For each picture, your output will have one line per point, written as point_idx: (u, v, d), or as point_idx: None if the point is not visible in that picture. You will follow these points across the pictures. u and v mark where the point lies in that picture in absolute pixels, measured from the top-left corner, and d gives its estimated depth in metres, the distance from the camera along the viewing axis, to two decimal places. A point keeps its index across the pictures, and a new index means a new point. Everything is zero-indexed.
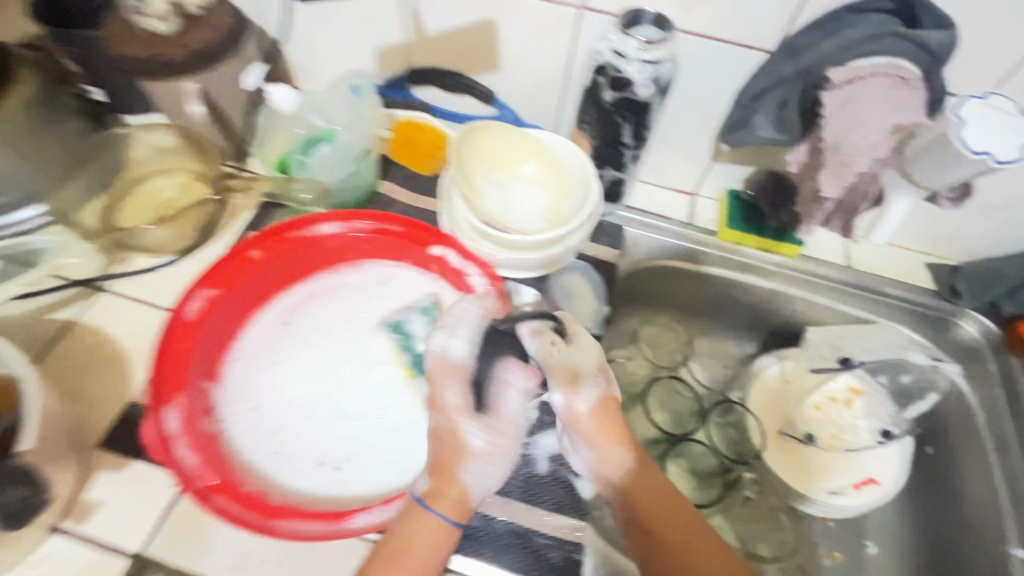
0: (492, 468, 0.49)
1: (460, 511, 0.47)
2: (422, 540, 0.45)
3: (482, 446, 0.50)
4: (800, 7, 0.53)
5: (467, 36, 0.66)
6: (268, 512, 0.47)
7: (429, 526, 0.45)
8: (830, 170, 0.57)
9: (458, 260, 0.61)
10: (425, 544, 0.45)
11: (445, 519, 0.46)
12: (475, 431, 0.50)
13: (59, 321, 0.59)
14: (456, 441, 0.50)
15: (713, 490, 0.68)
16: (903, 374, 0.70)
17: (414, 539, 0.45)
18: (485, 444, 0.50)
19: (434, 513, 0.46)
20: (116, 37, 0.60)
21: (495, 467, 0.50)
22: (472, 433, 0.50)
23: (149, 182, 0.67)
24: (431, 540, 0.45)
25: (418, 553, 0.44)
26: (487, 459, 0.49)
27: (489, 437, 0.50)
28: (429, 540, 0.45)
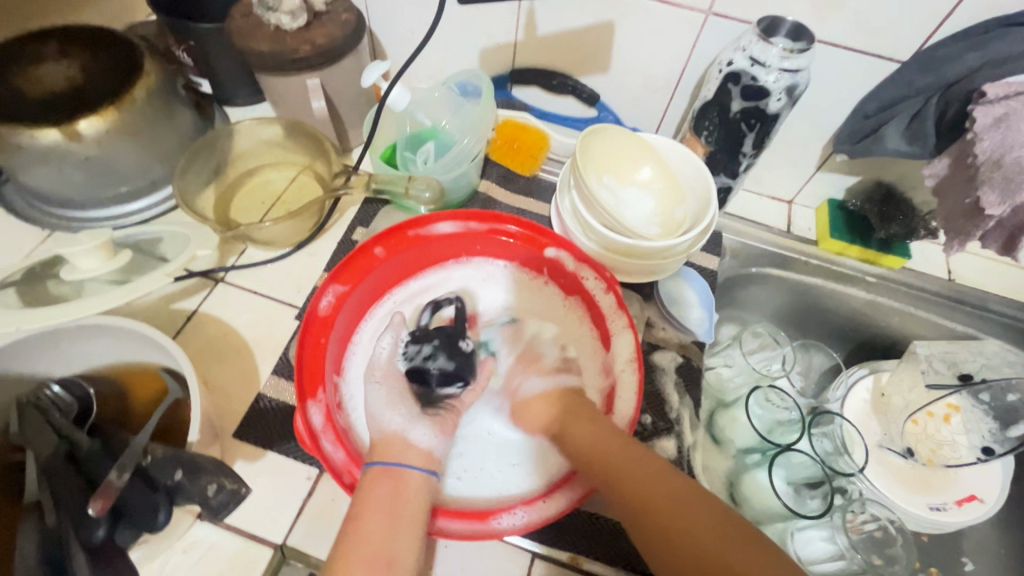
0: (393, 413, 0.49)
1: (398, 451, 0.46)
2: (374, 498, 0.42)
3: (382, 399, 0.50)
4: (944, 20, 0.53)
5: (581, 37, 0.66)
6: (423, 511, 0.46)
7: (380, 482, 0.43)
8: (995, 187, 0.50)
9: (572, 264, 0.58)
10: (378, 499, 0.41)
11: (394, 471, 0.44)
12: (373, 390, 0.51)
13: (182, 309, 0.60)
14: (376, 397, 0.50)
15: (816, 503, 0.61)
16: (1011, 394, 0.66)
17: (365, 501, 0.41)
18: (386, 394, 0.51)
19: (376, 466, 0.44)
20: (245, 31, 0.61)
21: (387, 412, 0.49)
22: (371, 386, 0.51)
23: (262, 176, 0.69)
24: (388, 493, 0.42)
25: (368, 510, 0.41)
26: (384, 407, 0.49)
27: (382, 390, 0.51)
28: (386, 495, 0.42)
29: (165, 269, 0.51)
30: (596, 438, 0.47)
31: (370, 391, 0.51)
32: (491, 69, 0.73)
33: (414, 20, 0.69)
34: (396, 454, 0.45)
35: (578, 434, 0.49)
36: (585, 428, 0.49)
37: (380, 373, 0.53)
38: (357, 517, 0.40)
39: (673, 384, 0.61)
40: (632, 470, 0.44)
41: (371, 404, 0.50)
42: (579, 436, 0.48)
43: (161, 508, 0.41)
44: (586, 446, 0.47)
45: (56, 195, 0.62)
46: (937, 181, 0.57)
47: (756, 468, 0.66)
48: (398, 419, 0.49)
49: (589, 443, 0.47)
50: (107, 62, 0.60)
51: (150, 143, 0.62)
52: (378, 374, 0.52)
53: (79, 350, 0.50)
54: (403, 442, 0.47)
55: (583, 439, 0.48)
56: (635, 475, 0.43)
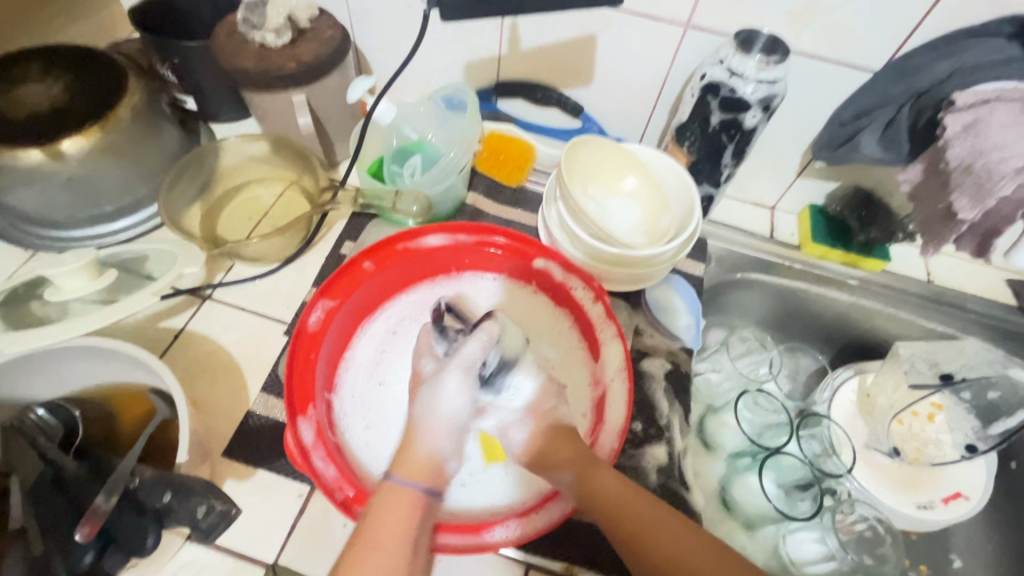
0: (446, 437, 0.47)
1: (432, 477, 0.44)
2: (386, 522, 0.40)
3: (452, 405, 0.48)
4: (914, 30, 0.54)
5: (564, 50, 0.67)
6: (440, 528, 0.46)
7: (398, 503, 0.41)
8: (966, 193, 0.52)
9: (561, 274, 0.58)
10: (400, 524, 0.40)
11: (415, 493, 0.42)
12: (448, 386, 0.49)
13: (170, 327, 0.60)
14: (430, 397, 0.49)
15: (805, 505, 0.62)
16: (991, 391, 0.69)
17: (385, 526, 0.39)
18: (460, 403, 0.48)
19: (411, 486, 0.42)
20: (230, 49, 0.61)
21: (442, 432, 0.47)
22: (441, 382, 0.49)
23: (249, 192, 0.70)
24: (411, 517, 0.40)
25: (382, 532, 0.39)
26: (443, 426, 0.47)
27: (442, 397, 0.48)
28: (395, 521, 0.40)
29: (152, 288, 0.50)
30: (621, 486, 0.43)
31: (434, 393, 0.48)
32: (476, 82, 0.74)
33: (398, 35, 0.70)
34: (429, 478, 0.43)
35: (602, 480, 0.44)
36: (607, 477, 0.44)
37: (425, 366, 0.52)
38: (363, 541, 0.38)
39: (663, 391, 0.62)
40: (663, 544, 0.40)
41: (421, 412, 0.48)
42: (602, 482, 0.43)
43: (150, 531, 0.40)
44: (612, 494, 0.43)
45: (38, 215, 0.62)
46: (912, 187, 0.58)
47: (747, 472, 0.66)
48: (446, 444, 0.47)
49: (610, 491, 0.43)
50: (90, 82, 0.60)
51: (135, 162, 0.62)
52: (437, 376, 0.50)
53: (64, 371, 0.49)
54: (439, 467, 0.44)
55: (608, 484, 0.43)
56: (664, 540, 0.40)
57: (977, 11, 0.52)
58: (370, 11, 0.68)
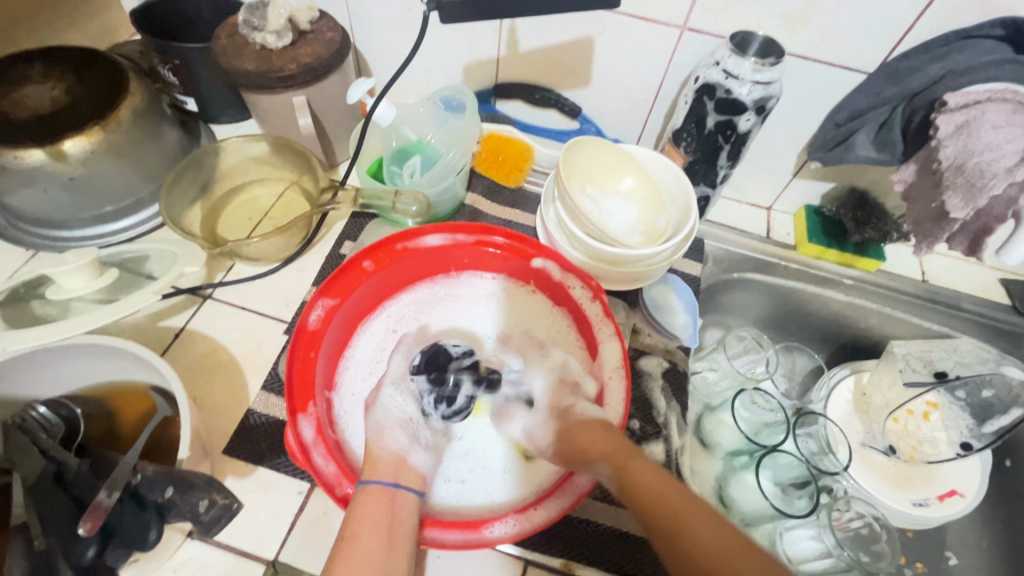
0: (399, 433, 0.51)
1: (394, 474, 0.46)
2: (369, 517, 0.42)
3: (397, 407, 0.54)
4: (907, 33, 0.55)
5: (562, 52, 0.67)
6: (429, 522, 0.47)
7: (374, 500, 0.43)
8: (959, 192, 0.52)
9: (560, 273, 0.59)
10: (374, 517, 0.42)
11: (384, 489, 0.44)
12: (392, 393, 0.55)
13: (171, 326, 0.60)
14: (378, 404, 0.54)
15: (802, 503, 0.63)
16: (986, 390, 0.68)
17: (362, 520, 0.42)
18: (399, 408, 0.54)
19: (374, 483, 0.45)
20: (231, 50, 0.62)
21: (397, 432, 0.51)
22: (386, 392, 0.55)
23: (250, 192, 0.70)
24: (382, 510, 0.43)
25: (360, 525, 0.41)
26: (394, 425, 0.52)
27: (400, 403, 0.54)
28: (377, 513, 0.42)
29: (153, 287, 0.51)
30: (651, 474, 0.41)
31: (387, 398, 0.54)
32: (474, 83, 0.75)
33: (398, 38, 0.71)
34: (391, 473, 0.46)
35: (638, 470, 0.42)
36: (640, 466, 0.42)
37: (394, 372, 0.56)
38: (345, 533, 0.41)
39: (660, 389, 0.62)
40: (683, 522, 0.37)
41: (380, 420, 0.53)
42: (640, 470, 0.42)
43: (152, 526, 0.41)
44: (645, 481, 0.41)
45: (39, 215, 0.62)
46: (905, 186, 0.59)
47: (743, 469, 0.67)
48: (404, 441, 0.51)
49: (643, 476, 0.42)
50: (92, 83, 0.61)
51: (137, 163, 0.63)
52: (394, 381, 0.56)
53: (66, 369, 0.49)
54: (400, 463, 0.48)
55: (641, 469, 0.42)
56: (694, 526, 0.37)
57: (968, 14, 0.53)
58: (370, 14, 0.69)
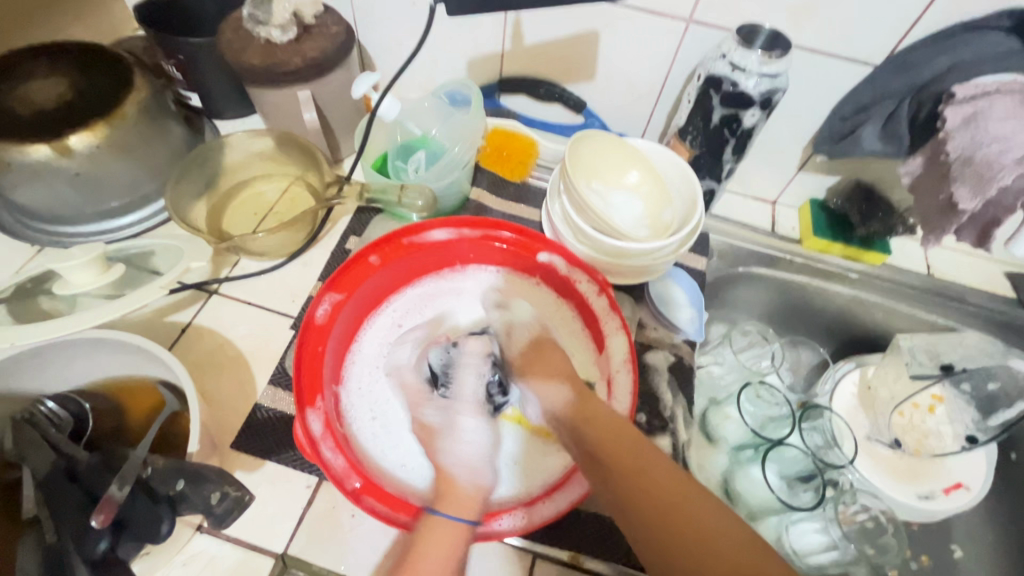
0: (486, 468, 0.49)
1: (474, 511, 0.45)
2: (439, 552, 0.42)
3: (475, 440, 0.50)
4: (914, 25, 0.55)
5: (567, 46, 0.67)
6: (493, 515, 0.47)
7: (450, 538, 0.43)
8: (966, 184, 0.52)
9: (565, 268, 0.59)
10: (448, 551, 0.42)
11: (463, 527, 0.43)
12: (471, 422, 0.51)
13: (177, 321, 0.60)
14: (451, 437, 0.50)
15: (808, 497, 0.62)
16: (991, 382, 0.69)
17: (432, 553, 0.42)
18: (476, 442, 0.50)
19: (443, 516, 0.44)
20: (235, 45, 0.62)
21: (480, 468, 0.49)
22: (466, 422, 0.51)
23: (255, 187, 0.70)
24: (456, 544, 0.42)
25: (434, 564, 0.41)
26: (479, 460, 0.49)
27: (475, 438, 0.50)
28: (447, 544, 0.42)
29: (160, 282, 0.51)
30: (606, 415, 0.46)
31: (463, 433, 0.50)
32: (479, 78, 0.74)
33: (402, 32, 0.71)
34: (459, 503, 0.45)
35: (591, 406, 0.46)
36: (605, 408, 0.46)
37: (468, 400, 0.52)
38: (416, 569, 0.41)
39: (666, 383, 0.62)
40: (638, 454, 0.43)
41: (450, 443, 0.50)
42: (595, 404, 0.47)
43: (165, 518, 0.41)
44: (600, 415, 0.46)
45: (44, 211, 0.62)
46: (912, 179, 0.59)
47: (749, 463, 0.66)
48: (481, 470, 0.49)
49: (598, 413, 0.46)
50: (95, 79, 0.61)
51: (141, 158, 0.62)
52: (471, 411, 0.52)
53: (75, 364, 0.50)
54: (469, 492, 0.47)
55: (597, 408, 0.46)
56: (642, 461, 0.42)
57: (977, 6, 0.52)
58: (374, 8, 0.69)
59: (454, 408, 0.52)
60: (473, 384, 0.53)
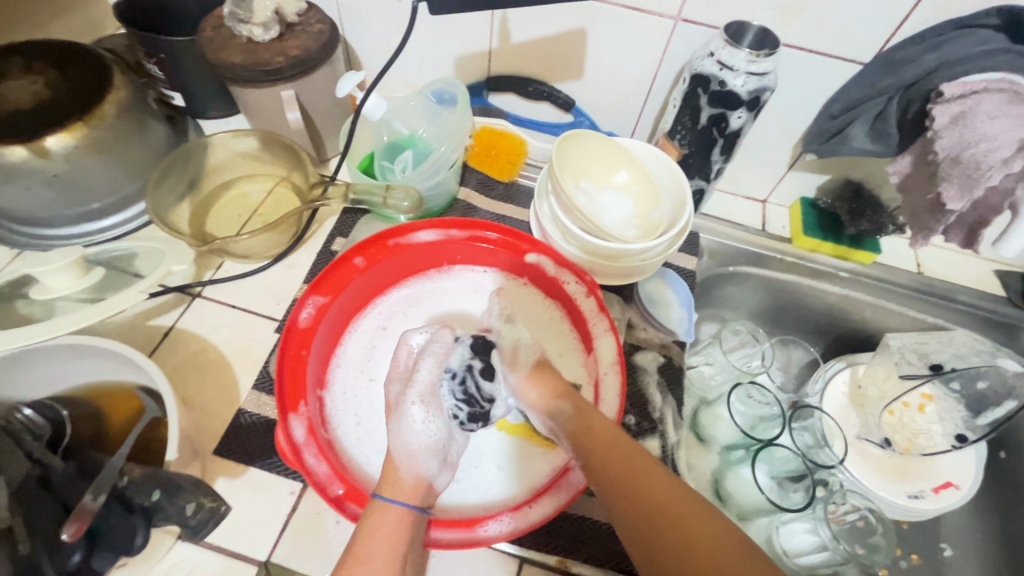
0: (431, 458, 0.48)
1: (419, 497, 0.44)
2: (379, 534, 0.40)
3: (428, 430, 0.49)
4: (902, 23, 0.55)
5: (555, 44, 0.66)
6: (467, 524, 0.46)
7: (392, 521, 0.41)
8: (955, 183, 0.52)
9: (553, 269, 0.58)
10: (388, 534, 0.41)
11: (408, 513, 0.42)
12: (422, 410, 0.50)
13: (160, 325, 0.59)
14: (402, 421, 0.50)
15: (798, 496, 0.63)
16: (980, 381, 0.67)
17: (373, 536, 0.40)
18: (424, 430, 0.49)
19: (380, 500, 0.43)
20: (216, 44, 0.60)
21: (427, 456, 0.48)
22: (413, 408, 0.50)
23: (239, 188, 0.69)
24: (398, 531, 0.41)
25: (377, 548, 0.40)
26: (425, 448, 0.48)
27: (427, 425, 0.49)
28: (389, 528, 0.41)
29: (140, 286, 0.50)
30: (609, 429, 0.44)
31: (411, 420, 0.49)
32: (467, 76, 0.74)
33: (387, 30, 0.70)
34: (402, 492, 0.44)
35: (593, 419, 0.46)
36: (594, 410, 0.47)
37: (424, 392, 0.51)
38: (357, 556, 0.39)
39: (656, 385, 0.62)
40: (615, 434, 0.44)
41: (400, 433, 0.49)
42: (596, 420, 0.45)
43: (139, 531, 0.41)
44: (603, 430, 0.44)
45: (22, 213, 0.61)
46: (902, 178, 0.58)
47: (740, 464, 0.67)
48: (427, 464, 0.48)
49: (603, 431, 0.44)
50: (73, 78, 0.60)
51: (122, 158, 0.61)
52: (424, 398, 0.51)
53: (52, 370, 0.49)
54: (416, 482, 0.45)
55: (600, 423, 0.45)
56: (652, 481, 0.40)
57: (966, 3, 0.52)
58: (359, 6, 0.68)
59: (405, 392, 0.51)
60: (428, 372, 0.52)
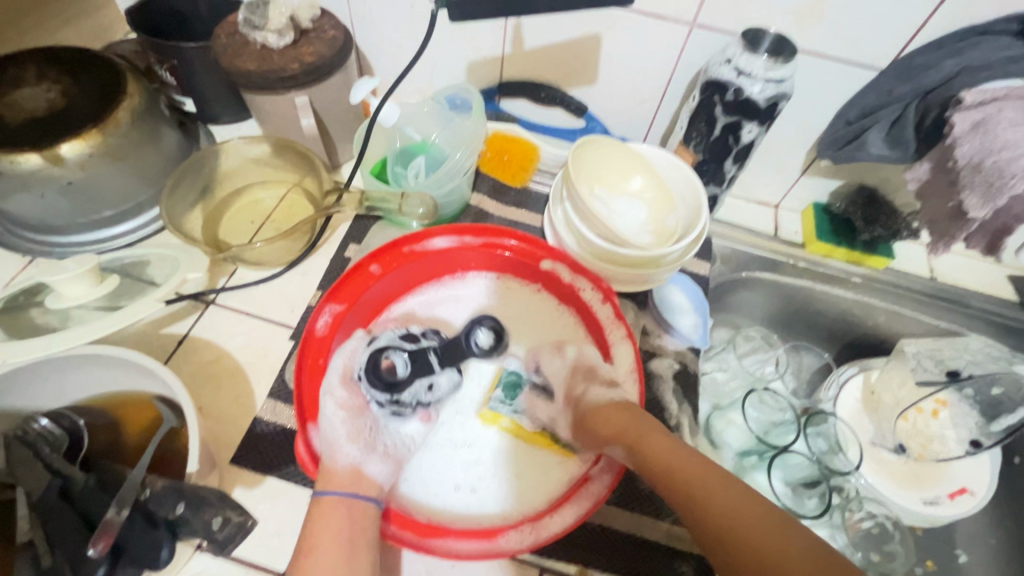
0: (360, 445, 0.47)
1: (359, 486, 0.44)
2: (326, 531, 0.41)
3: (348, 421, 0.48)
4: (920, 28, 0.54)
5: (568, 50, 0.66)
6: (488, 533, 0.46)
7: (333, 514, 0.42)
8: (977, 190, 0.52)
9: (569, 276, 0.58)
10: (330, 529, 0.42)
11: (349, 502, 0.43)
12: (334, 405, 0.48)
13: (173, 332, 0.59)
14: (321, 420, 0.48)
15: (813, 503, 0.63)
16: (995, 387, 0.68)
17: (319, 532, 0.41)
18: (342, 420, 0.47)
19: (331, 495, 0.43)
20: (231, 51, 0.60)
21: (354, 442, 0.47)
22: (328, 405, 0.48)
23: (252, 194, 0.69)
24: (339, 525, 0.42)
25: (326, 537, 0.41)
26: (344, 439, 0.47)
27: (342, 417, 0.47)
28: (335, 526, 0.42)
29: (156, 295, 0.49)
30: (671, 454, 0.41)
31: (326, 415, 0.47)
32: (479, 81, 0.73)
33: (400, 35, 0.69)
34: (347, 484, 0.44)
35: (652, 445, 0.42)
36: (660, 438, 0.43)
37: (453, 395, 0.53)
38: (307, 551, 0.41)
39: (671, 392, 0.62)
40: (657, 447, 0.42)
41: (328, 435, 0.47)
42: (655, 447, 0.42)
43: (165, 543, 0.40)
44: (666, 459, 0.41)
45: (38, 222, 0.61)
46: (919, 185, 0.59)
47: (754, 470, 0.66)
48: (359, 451, 0.47)
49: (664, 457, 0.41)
50: (87, 85, 0.59)
51: (134, 165, 0.61)
52: (342, 396, 0.48)
53: (69, 380, 0.48)
54: (359, 475, 0.45)
55: (659, 453, 0.42)
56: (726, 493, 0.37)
57: (985, 9, 0.52)
58: (372, 11, 0.67)
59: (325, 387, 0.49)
60: (340, 365, 0.50)
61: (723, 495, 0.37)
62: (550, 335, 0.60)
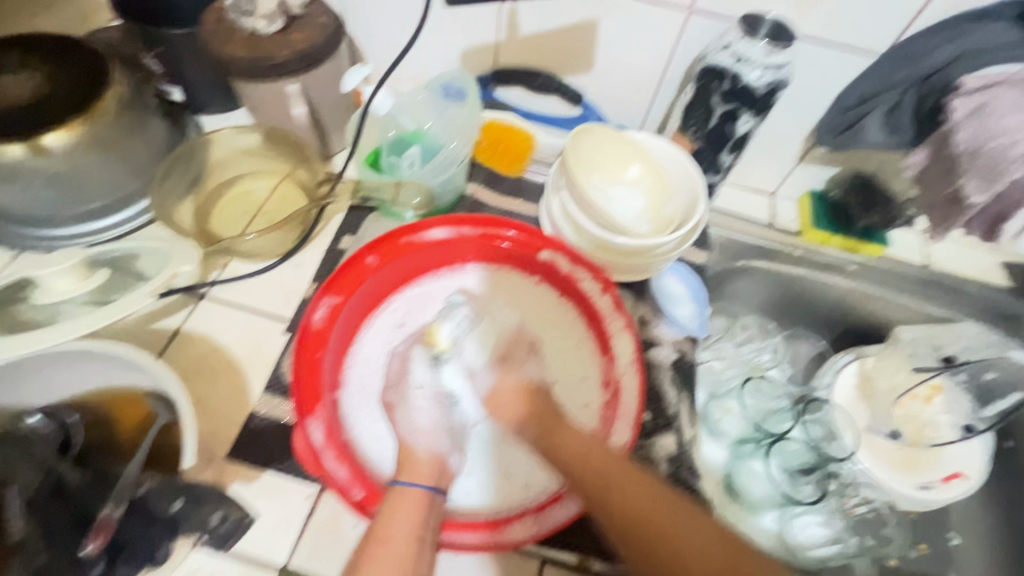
0: (440, 436, 0.50)
1: (432, 475, 0.46)
2: (398, 520, 0.42)
3: (427, 412, 0.51)
4: (920, 12, 0.54)
5: (564, 37, 0.65)
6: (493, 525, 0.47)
7: (406, 503, 0.43)
8: (975, 176, 0.53)
9: (567, 266, 0.57)
10: (404, 518, 0.42)
11: (421, 491, 0.44)
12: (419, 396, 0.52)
13: (164, 327, 0.58)
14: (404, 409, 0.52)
15: (809, 489, 0.64)
16: (989, 372, 0.70)
17: (389, 521, 0.42)
18: (429, 412, 0.51)
19: (412, 485, 0.45)
20: (218, 37, 0.59)
21: (432, 433, 0.50)
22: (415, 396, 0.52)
23: (242, 184, 0.67)
24: (415, 510, 0.43)
25: (400, 527, 0.42)
26: (428, 427, 0.50)
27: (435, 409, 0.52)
28: (410, 511, 0.43)
29: (147, 288, 0.48)
30: (585, 448, 0.45)
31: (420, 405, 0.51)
32: (473, 69, 0.72)
33: (392, 22, 0.68)
34: (426, 474, 0.46)
35: (567, 439, 0.46)
36: (572, 433, 0.46)
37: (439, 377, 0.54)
38: (376, 537, 0.41)
39: (670, 381, 0.61)
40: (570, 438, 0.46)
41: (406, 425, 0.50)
42: (571, 440, 0.46)
43: (161, 541, 0.40)
44: (580, 450, 0.45)
45: (20, 213, 0.59)
46: (918, 171, 0.59)
47: (751, 457, 0.67)
48: (440, 441, 0.50)
49: (579, 451, 0.45)
50: (70, 69, 0.57)
51: (122, 155, 0.59)
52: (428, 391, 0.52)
53: (59, 375, 0.47)
54: (439, 464, 0.48)
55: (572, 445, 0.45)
56: (635, 497, 0.41)
57: None
58: None
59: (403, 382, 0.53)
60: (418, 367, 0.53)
61: (623, 498, 0.42)
62: (547, 324, 0.60)
